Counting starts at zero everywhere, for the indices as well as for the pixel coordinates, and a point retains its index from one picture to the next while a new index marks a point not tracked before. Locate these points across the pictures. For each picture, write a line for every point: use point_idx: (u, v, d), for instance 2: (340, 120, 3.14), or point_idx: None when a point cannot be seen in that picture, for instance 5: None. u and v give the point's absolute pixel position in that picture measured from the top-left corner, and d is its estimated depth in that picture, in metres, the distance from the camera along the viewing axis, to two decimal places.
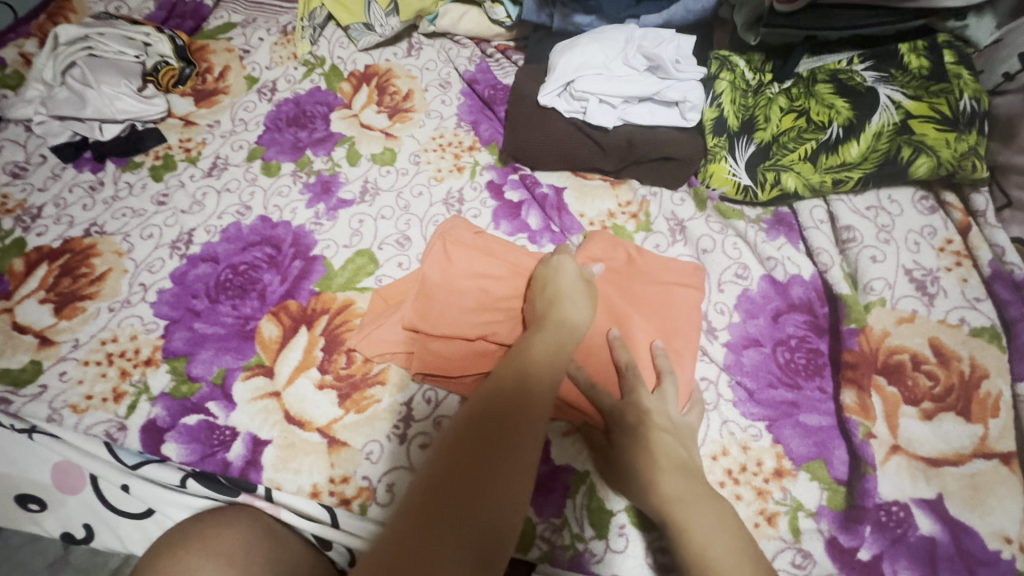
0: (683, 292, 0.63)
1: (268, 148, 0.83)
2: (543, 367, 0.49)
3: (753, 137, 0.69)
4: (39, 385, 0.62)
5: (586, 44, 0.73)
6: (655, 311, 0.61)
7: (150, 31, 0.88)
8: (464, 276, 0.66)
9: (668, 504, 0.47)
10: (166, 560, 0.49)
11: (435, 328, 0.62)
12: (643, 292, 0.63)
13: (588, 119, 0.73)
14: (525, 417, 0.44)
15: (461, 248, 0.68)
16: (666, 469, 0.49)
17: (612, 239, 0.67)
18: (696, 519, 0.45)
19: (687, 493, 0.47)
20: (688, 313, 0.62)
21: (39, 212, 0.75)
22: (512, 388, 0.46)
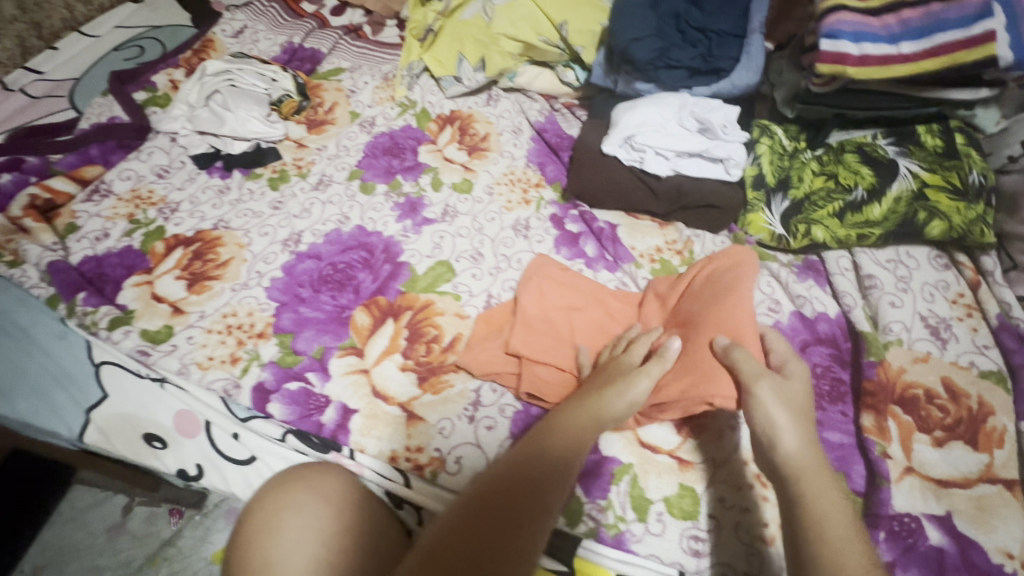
0: (727, 273, 0.72)
1: (366, 171, 0.97)
2: (570, 440, 0.57)
3: (787, 194, 0.80)
4: (171, 344, 0.74)
5: (645, 106, 0.87)
6: (715, 307, 0.68)
7: (278, 69, 1.07)
8: (557, 310, 0.76)
9: (795, 470, 0.53)
10: (275, 492, 0.59)
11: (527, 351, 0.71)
12: (704, 298, 0.70)
13: (645, 167, 0.86)
14: (550, 487, 0.53)
15: (551, 283, 0.79)
16: (801, 441, 0.55)
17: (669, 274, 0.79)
18: (817, 489, 0.51)
19: (813, 467, 0.53)
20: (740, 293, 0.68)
21: (176, 207, 0.90)
22: (537, 457, 0.55)
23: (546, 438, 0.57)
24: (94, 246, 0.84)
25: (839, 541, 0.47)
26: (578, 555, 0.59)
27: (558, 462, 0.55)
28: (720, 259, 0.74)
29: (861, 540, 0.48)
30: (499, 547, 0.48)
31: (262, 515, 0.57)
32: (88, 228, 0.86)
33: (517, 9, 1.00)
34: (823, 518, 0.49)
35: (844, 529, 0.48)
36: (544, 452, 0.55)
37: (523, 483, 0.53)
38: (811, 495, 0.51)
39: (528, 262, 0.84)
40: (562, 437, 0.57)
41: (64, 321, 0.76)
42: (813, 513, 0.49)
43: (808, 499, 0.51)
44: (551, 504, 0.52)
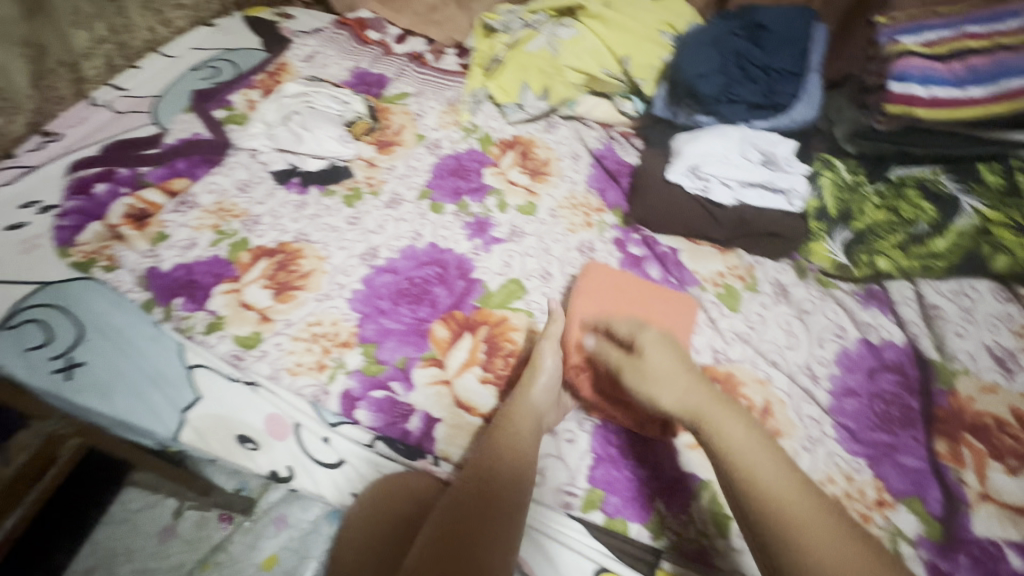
0: (626, 279, 0.81)
1: (434, 191, 1.01)
2: (518, 439, 0.64)
3: (849, 225, 0.83)
4: (262, 350, 0.77)
5: (708, 138, 0.91)
6: (583, 297, 0.78)
7: (350, 93, 1.13)
8: (608, 317, 0.77)
9: (696, 404, 0.52)
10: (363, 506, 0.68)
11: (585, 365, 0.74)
12: (596, 292, 0.79)
13: (709, 195, 0.90)
14: (510, 484, 0.60)
15: (603, 289, 0.80)
16: (682, 379, 0.55)
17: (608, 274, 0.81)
18: (716, 423, 0.49)
19: (706, 402, 0.51)
20: (634, 289, 0.80)
21: (258, 219, 0.94)
22: (487, 466, 0.61)
23: (487, 444, 0.64)
24: (183, 254, 0.88)
25: (758, 467, 0.46)
26: (661, 567, 0.62)
27: (511, 466, 0.61)
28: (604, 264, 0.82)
29: (777, 458, 0.46)
30: (469, 544, 0.53)
31: (349, 525, 0.67)
32: (177, 237, 0.90)
33: (583, 43, 1.08)
34: (736, 457, 0.47)
35: (751, 463, 0.46)
36: (492, 457, 0.62)
37: (482, 492, 0.58)
38: (719, 426, 0.49)
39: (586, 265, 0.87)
40: (502, 443, 0.63)
41: (157, 324, 0.80)
42: (725, 444, 0.48)
43: (723, 435, 0.48)
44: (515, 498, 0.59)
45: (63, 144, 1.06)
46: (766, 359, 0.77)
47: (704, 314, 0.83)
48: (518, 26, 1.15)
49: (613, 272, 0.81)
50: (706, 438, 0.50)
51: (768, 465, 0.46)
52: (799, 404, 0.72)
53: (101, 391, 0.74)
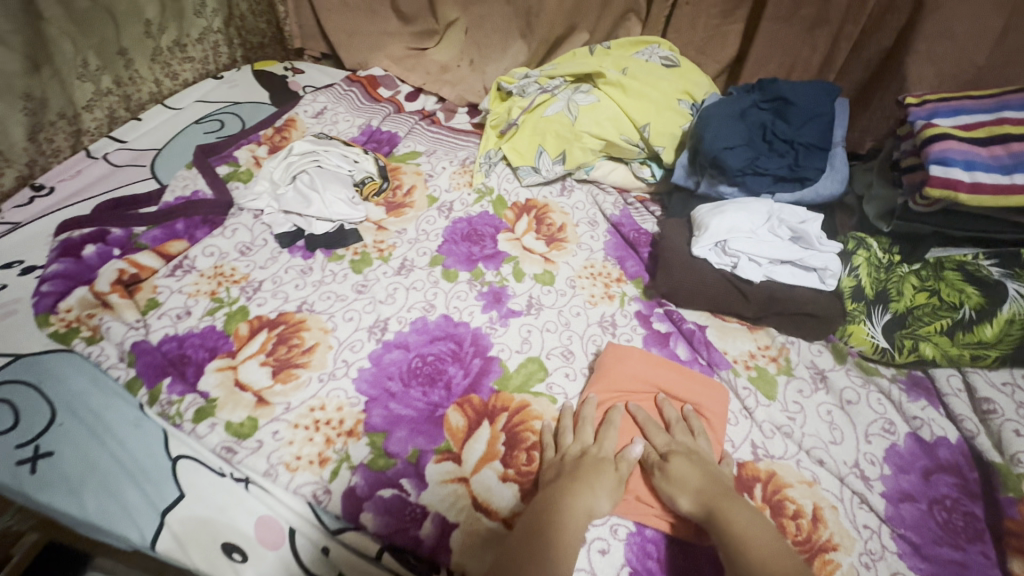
0: (645, 363, 0.79)
1: (447, 256, 0.96)
2: (571, 503, 0.61)
3: (888, 306, 0.79)
4: (257, 440, 0.69)
5: (734, 211, 0.88)
6: (602, 384, 0.77)
7: (361, 152, 1.10)
8: (631, 404, 0.74)
9: (713, 498, 0.61)
10: None
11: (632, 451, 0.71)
12: (621, 382, 0.77)
13: (738, 271, 0.85)
14: (558, 541, 0.58)
15: (619, 375, 0.77)
16: (702, 480, 0.63)
17: (625, 357, 0.79)
18: (731, 511, 0.59)
19: (723, 495, 0.61)
20: (659, 375, 0.78)
21: (259, 285, 0.88)
22: (534, 524, 0.59)
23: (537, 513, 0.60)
24: (175, 324, 0.81)
25: (760, 544, 0.55)
26: None
27: (562, 525, 0.59)
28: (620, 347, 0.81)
29: (772, 538, 0.56)
30: None
31: None
32: (169, 305, 0.83)
33: (601, 110, 1.05)
34: (743, 535, 0.56)
35: (758, 540, 0.55)
36: (545, 521, 0.59)
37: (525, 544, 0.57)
38: (728, 516, 0.58)
39: (604, 348, 0.82)
40: (549, 510, 0.60)
41: (142, 407, 0.72)
42: (734, 527, 0.57)
43: (734, 524, 0.58)
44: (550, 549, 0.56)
45: (54, 200, 1.01)
46: (811, 456, 0.71)
47: (738, 402, 0.77)
48: (534, 89, 1.13)
49: (634, 362, 0.79)
50: (717, 527, 0.58)
51: (768, 546, 0.55)
52: (853, 510, 0.66)
53: (69, 487, 0.65)
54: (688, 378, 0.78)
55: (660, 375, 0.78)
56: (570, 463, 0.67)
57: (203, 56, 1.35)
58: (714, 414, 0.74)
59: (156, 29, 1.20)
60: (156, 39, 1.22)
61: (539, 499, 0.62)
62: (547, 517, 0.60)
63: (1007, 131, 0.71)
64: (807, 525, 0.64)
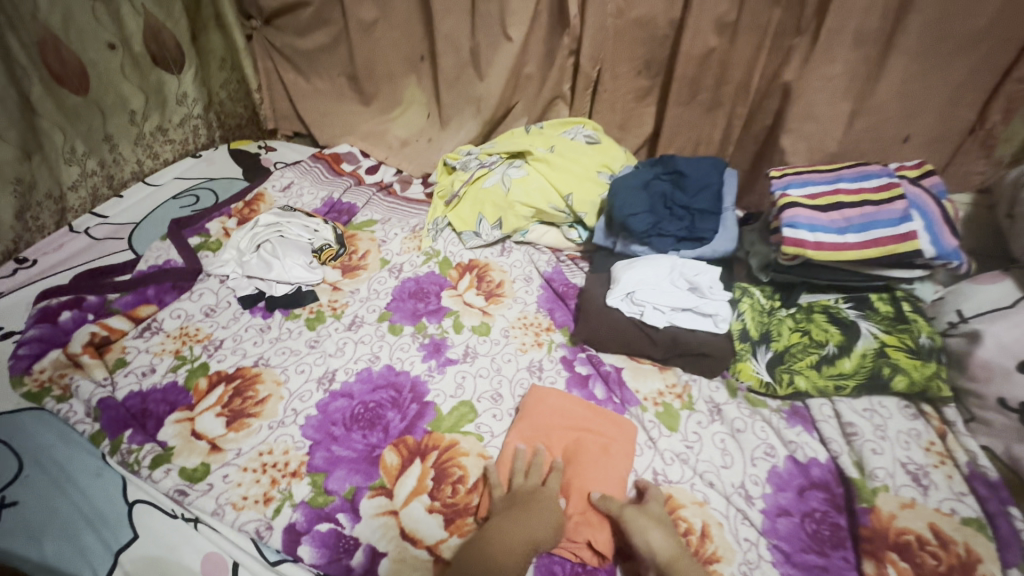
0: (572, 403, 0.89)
1: (394, 312, 1.08)
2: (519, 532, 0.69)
3: (770, 345, 0.92)
4: (207, 483, 0.77)
5: (641, 267, 1.02)
6: (525, 422, 0.86)
7: (321, 223, 1.22)
8: (557, 444, 0.84)
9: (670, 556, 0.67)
10: None
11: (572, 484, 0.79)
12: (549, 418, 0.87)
13: (645, 319, 0.98)
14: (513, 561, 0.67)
15: (541, 414, 0.87)
16: (659, 532, 0.70)
17: (542, 400, 0.89)
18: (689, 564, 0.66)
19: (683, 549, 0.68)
20: (586, 413, 0.88)
21: (220, 343, 0.98)
22: (492, 547, 0.68)
23: (485, 541, 0.69)
24: (140, 381, 0.90)
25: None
26: None
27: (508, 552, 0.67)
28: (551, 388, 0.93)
29: None
30: None
31: None
32: (136, 363, 0.92)
33: (531, 182, 1.20)
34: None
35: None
36: (496, 546, 0.68)
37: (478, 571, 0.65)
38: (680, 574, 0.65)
39: (528, 389, 0.93)
40: (502, 540, 0.68)
41: (103, 458, 0.79)
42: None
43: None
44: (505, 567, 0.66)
45: (36, 272, 1.11)
46: (703, 479, 0.81)
47: (644, 434, 0.87)
48: (475, 165, 1.29)
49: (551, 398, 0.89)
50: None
51: None
52: (736, 526, 0.75)
53: (30, 533, 0.71)
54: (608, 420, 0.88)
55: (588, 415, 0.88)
56: (521, 497, 0.75)
57: (183, 138, 1.50)
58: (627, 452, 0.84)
59: (140, 117, 1.36)
60: (139, 125, 1.37)
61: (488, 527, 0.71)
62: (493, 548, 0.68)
63: (839, 199, 0.88)
64: (696, 540, 0.74)
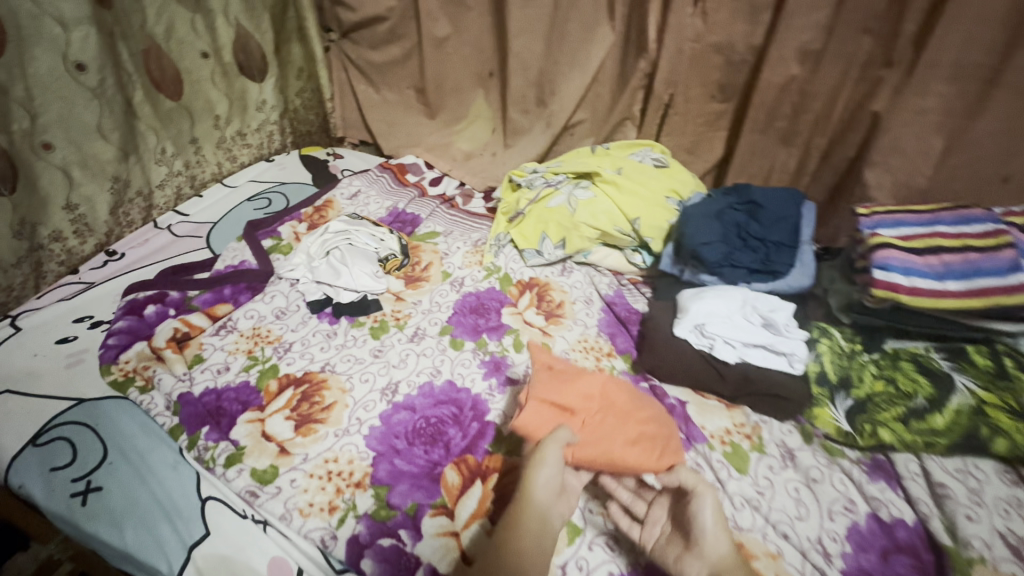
0: (550, 385, 0.81)
1: (455, 326, 1.08)
2: (529, 523, 0.66)
3: (850, 392, 0.87)
4: (276, 486, 0.79)
5: (712, 297, 0.99)
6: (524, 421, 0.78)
7: (386, 232, 1.25)
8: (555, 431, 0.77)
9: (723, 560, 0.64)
10: None
11: (594, 456, 0.74)
12: (538, 410, 0.78)
13: (714, 352, 0.95)
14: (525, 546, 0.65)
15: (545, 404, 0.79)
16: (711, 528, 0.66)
17: (536, 402, 0.79)
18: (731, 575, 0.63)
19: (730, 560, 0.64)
20: (568, 392, 0.80)
21: (290, 346, 1.00)
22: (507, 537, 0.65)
23: (509, 530, 0.66)
24: (215, 378, 0.93)
25: None
26: None
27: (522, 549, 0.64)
28: (536, 352, 0.90)
29: None
30: None
31: None
32: (212, 360, 0.96)
33: (598, 205, 1.18)
34: None
35: None
36: (514, 535, 0.65)
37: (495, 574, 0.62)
38: None
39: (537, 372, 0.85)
40: (519, 533, 0.65)
41: (180, 451, 0.83)
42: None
43: None
44: (523, 551, 0.64)
45: (124, 265, 1.17)
46: (776, 529, 0.77)
47: (712, 474, 0.84)
48: (540, 183, 1.29)
49: (523, 415, 0.78)
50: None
51: None
52: None
53: (113, 520, 0.75)
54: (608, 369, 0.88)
55: (577, 387, 0.81)
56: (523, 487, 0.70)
57: (259, 142, 1.57)
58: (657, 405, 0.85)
59: (223, 121, 1.43)
60: (222, 129, 1.44)
61: (502, 522, 0.68)
62: (509, 552, 0.64)
63: (938, 243, 0.84)
64: None
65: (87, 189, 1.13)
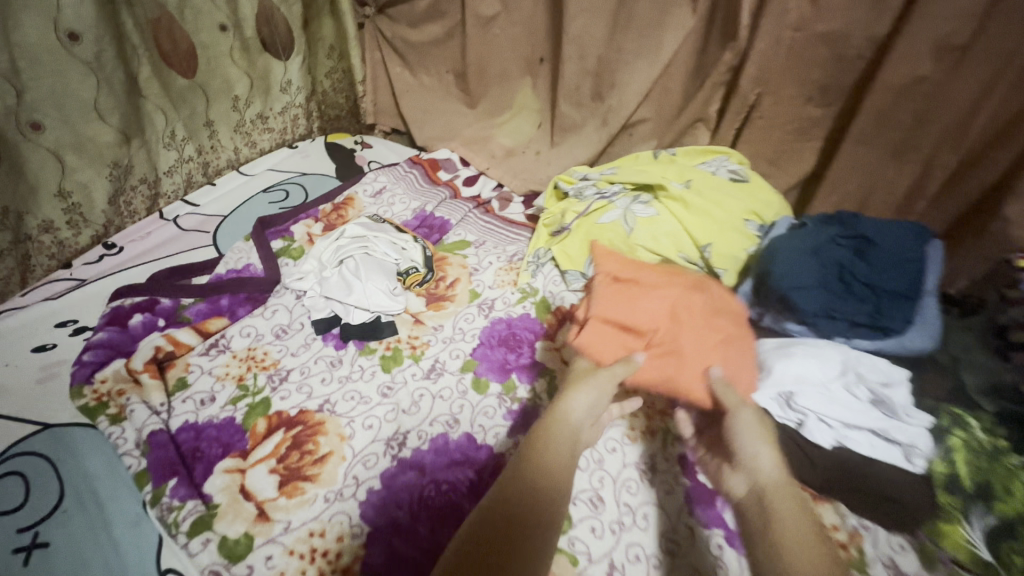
0: (614, 302, 0.82)
1: (480, 361, 0.91)
2: (557, 445, 0.65)
3: (992, 507, 0.64)
4: (247, 565, 0.65)
5: (804, 357, 0.77)
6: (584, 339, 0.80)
7: (410, 240, 1.07)
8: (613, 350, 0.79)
9: (770, 484, 0.63)
10: None
11: (651, 375, 0.78)
12: (597, 330, 0.80)
13: (804, 432, 0.74)
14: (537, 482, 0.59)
15: (605, 321, 0.81)
16: (756, 447, 0.66)
17: (598, 323, 0.81)
18: (780, 500, 0.60)
19: (783, 485, 0.62)
20: (632, 312, 0.81)
21: (286, 375, 0.86)
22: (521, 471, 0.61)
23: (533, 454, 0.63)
24: (197, 411, 0.80)
25: (792, 512, 0.59)
26: None
27: (548, 471, 0.61)
28: (603, 263, 0.91)
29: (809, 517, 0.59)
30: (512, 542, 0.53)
31: None
32: (196, 387, 0.83)
33: (660, 225, 0.98)
34: (785, 530, 0.57)
35: (813, 535, 0.56)
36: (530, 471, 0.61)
37: (519, 495, 0.57)
38: (776, 512, 0.59)
39: (597, 282, 0.87)
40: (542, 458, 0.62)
41: (143, 505, 0.70)
42: (769, 490, 0.62)
43: (780, 516, 0.59)
44: (537, 501, 0.58)
45: (119, 261, 1.06)
46: None
47: None
48: (592, 193, 1.09)
49: (584, 333, 0.80)
50: (771, 512, 0.60)
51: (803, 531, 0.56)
52: None
53: None
54: (680, 282, 0.85)
55: (637, 302, 0.81)
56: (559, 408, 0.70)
57: (283, 127, 1.43)
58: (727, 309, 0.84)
59: (242, 103, 1.29)
60: (241, 112, 1.30)
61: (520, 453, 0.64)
62: (527, 478, 0.60)
63: None
64: None
65: (83, 175, 1.02)
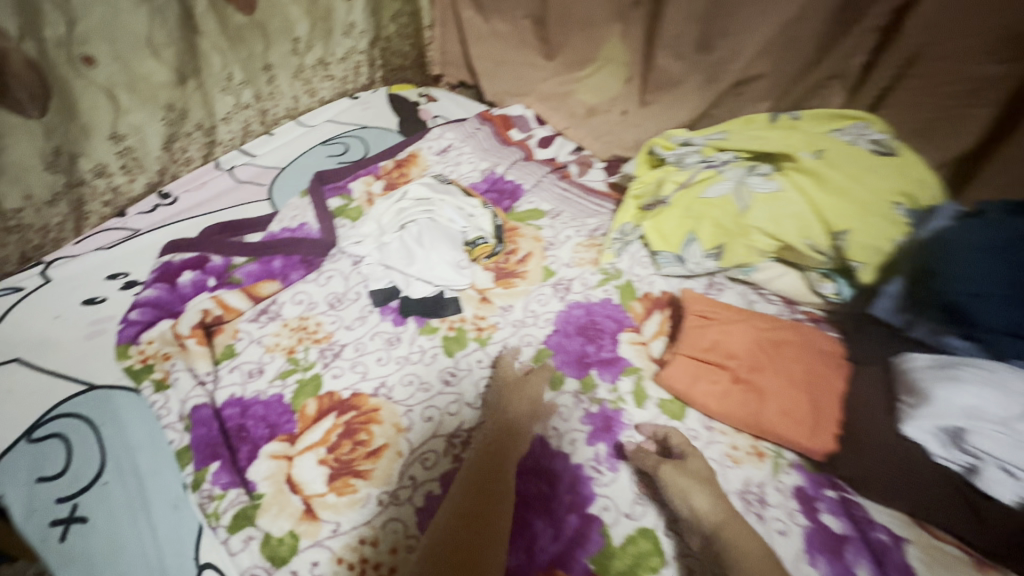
0: (695, 335, 0.78)
1: (555, 352, 0.79)
2: (503, 438, 0.66)
3: None
4: (291, 570, 0.57)
5: (976, 386, 0.60)
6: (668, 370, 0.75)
7: (478, 205, 0.94)
8: (696, 384, 0.73)
9: (718, 528, 0.57)
10: None
11: (741, 415, 0.70)
12: (682, 364, 0.75)
13: (979, 480, 0.58)
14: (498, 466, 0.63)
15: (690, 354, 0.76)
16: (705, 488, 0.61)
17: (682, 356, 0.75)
18: (738, 535, 0.56)
19: (730, 518, 0.58)
20: (721, 342, 0.76)
21: (340, 350, 0.77)
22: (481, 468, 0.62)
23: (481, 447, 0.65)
24: (244, 383, 0.72)
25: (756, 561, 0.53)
26: None
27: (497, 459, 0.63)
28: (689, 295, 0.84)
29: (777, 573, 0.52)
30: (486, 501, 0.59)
31: None
32: (244, 357, 0.75)
33: (785, 202, 0.80)
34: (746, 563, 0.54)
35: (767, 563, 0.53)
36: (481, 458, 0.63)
37: (469, 513, 0.57)
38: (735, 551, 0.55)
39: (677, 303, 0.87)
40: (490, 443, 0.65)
41: (185, 488, 0.63)
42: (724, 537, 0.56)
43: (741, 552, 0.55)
44: (502, 477, 0.61)
45: (174, 211, 1.00)
46: None
47: None
48: (695, 161, 0.93)
49: (668, 368, 0.75)
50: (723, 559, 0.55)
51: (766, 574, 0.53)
52: None
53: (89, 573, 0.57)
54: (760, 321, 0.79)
55: (721, 338, 0.76)
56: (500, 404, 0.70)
57: (344, 75, 1.32)
58: (825, 353, 0.75)
59: (302, 46, 1.18)
60: (301, 56, 1.19)
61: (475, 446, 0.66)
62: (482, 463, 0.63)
63: None
64: None
65: (136, 117, 0.95)
